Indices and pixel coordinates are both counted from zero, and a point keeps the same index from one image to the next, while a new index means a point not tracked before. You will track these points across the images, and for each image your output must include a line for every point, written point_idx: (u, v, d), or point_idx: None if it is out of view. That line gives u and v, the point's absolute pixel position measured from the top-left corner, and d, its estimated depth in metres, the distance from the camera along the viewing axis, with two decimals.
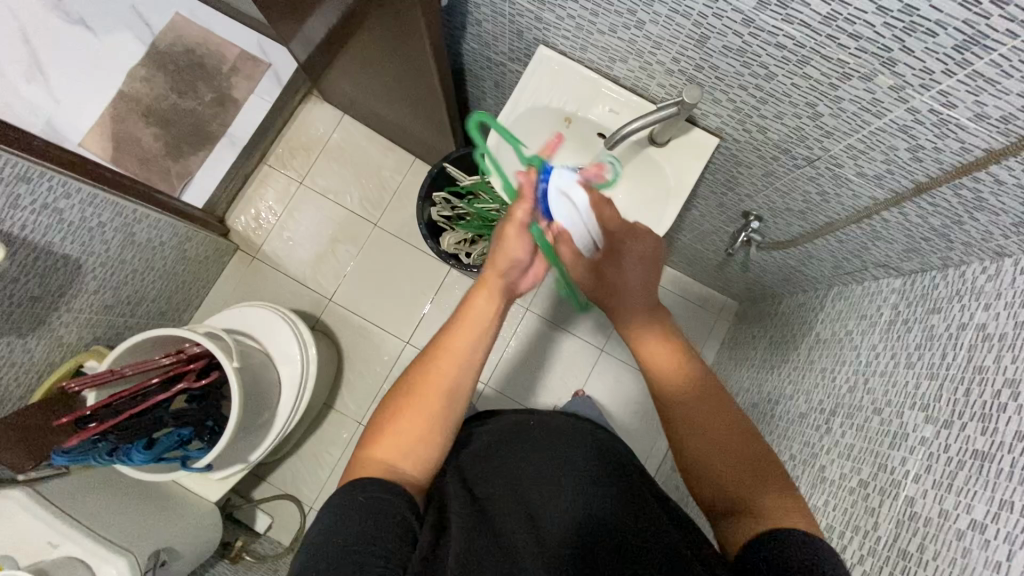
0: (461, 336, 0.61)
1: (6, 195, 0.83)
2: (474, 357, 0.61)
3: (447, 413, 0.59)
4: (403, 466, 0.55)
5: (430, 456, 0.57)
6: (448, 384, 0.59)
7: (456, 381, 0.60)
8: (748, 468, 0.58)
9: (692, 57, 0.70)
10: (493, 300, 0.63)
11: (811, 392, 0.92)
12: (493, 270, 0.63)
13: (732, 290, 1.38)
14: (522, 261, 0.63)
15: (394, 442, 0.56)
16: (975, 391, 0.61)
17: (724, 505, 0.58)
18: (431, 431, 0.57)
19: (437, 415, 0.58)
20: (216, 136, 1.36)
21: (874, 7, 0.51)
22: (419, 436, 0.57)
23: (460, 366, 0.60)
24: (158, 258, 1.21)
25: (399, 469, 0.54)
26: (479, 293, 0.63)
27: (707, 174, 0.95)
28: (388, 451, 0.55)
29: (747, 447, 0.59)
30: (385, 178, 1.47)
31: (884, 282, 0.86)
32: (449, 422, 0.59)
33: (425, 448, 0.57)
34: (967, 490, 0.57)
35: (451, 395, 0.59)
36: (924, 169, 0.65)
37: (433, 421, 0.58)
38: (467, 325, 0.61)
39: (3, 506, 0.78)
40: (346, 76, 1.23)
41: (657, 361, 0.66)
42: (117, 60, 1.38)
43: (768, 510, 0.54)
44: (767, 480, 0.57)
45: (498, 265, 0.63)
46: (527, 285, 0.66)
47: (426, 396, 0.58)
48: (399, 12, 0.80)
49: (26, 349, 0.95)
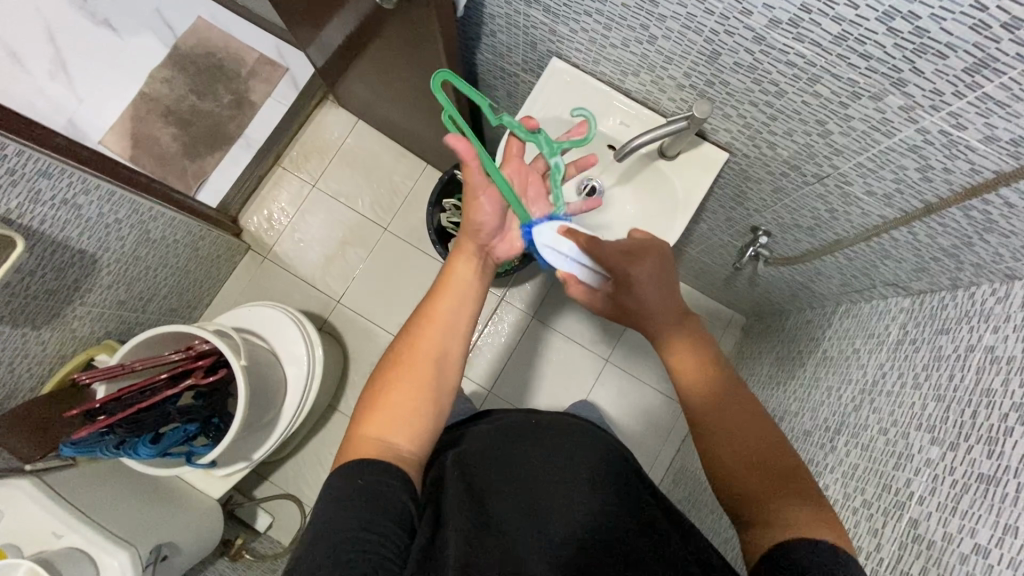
0: (445, 305, 0.64)
1: (28, 190, 0.85)
2: (459, 325, 0.64)
3: (437, 378, 0.60)
4: (397, 441, 0.56)
5: (424, 429, 0.58)
6: (436, 350, 0.61)
7: (443, 348, 0.62)
8: (767, 477, 0.57)
9: (704, 73, 0.71)
10: (471, 266, 0.67)
11: (816, 409, 0.92)
12: (466, 236, 0.67)
13: (739, 304, 1.37)
14: (492, 223, 0.66)
15: (388, 419, 0.57)
16: (982, 414, 0.60)
17: (750, 513, 0.56)
18: (423, 400, 0.59)
19: (428, 382, 0.60)
20: (233, 137, 1.40)
21: (885, 28, 0.52)
22: (410, 408, 0.58)
23: (447, 335, 0.63)
24: (172, 255, 1.22)
25: (396, 448, 0.55)
26: (458, 259, 0.67)
27: (716, 188, 0.95)
28: (382, 429, 0.56)
29: (773, 455, 0.58)
30: (396, 183, 1.49)
31: (892, 301, 0.86)
32: (440, 390, 0.60)
33: (417, 421, 0.57)
34: (971, 514, 0.56)
35: (439, 363, 0.61)
36: (933, 189, 0.65)
37: (424, 390, 0.59)
38: (450, 294, 0.65)
39: (10, 494, 0.80)
40: (362, 82, 1.25)
41: (688, 375, 0.65)
42: (139, 62, 1.43)
43: (793, 522, 0.53)
44: (787, 485, 0.56)
45: (467, 229, 0.66)
46: (502, 246, 0.70)
47: (415, 365, 0.60)
48: (415, 21, 0.81)
49: (40, 341, 0.97)
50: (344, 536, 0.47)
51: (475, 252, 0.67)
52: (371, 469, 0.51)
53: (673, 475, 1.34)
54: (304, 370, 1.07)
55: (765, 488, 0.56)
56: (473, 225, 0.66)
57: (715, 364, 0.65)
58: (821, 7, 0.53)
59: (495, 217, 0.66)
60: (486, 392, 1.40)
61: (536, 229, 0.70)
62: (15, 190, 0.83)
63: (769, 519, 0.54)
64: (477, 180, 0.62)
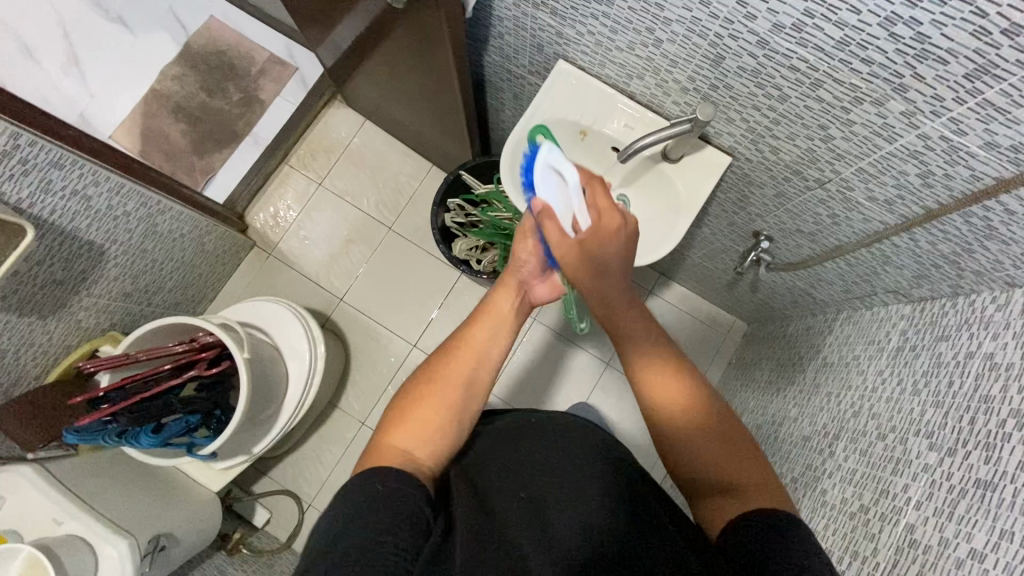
0: (481, 332, 0.66)
1: (38, 180, 0.86)
2: (493, 355, 0.66)
3: (465, 403, 0.62)
4: (418, 456, 0.57)
5: (444, 447, 0.59)
6: (469, 376, 0.64)
7: (477, 375, 0.64)
8: (727, 455, 0.61)
9: (708, 76, 0.72)
10: (512, 300, 0.69)
11: (816, 415, 0.92)
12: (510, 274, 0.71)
13: (741, 310, 1.37)
14: (535, 270, 0.71)
15: (413, 430, 0.59)
16: (981, 420, 0.60)
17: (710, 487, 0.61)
18: (449, 421, 0.60)
19: (456, 404, 0.62)
20: (242, 134, 1.41)
21: (887, 34, 0.53)
22: (437, 425, 0.60)
23: (479, 362, 0.65)
24: (179, 249, 1.24)
25: (415, 457, 0.57)
26: (502, 291, 0.70)
27: (719, 192, 0.95)
28: (406, 438, 0.58)
29: (733, 442, 0.62)
30: (402, 184, 1.50)
31: (893, 308, 0.86)
32: (466, 413, 0.62)
33: (440, 438, 0.59)
34: (968, 518, 0.56)
35: (469, 387, 0.63)
36: (934, 196, 0.66)
37: (451, 412, 0.61)
38: (487, 323, 0.67)
39: (13, 480, 0.81)
40: (370, 82, 1.26)
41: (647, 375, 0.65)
42: (151, 59, 1.45)
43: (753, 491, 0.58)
44: (744, 459, 0.60)
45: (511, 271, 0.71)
46: (540, 292, 0.72)
47: (446, 385, 0.62)
48: (423, 22, 0.82)
49: (46, 330, 0.98)
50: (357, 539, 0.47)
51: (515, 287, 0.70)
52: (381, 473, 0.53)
53: (672, 480, 1.34)
54: (306, 365, 1.07)
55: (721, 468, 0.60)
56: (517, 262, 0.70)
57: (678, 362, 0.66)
58: (824, 12, 0.54)
59: (541, 263, 0.71)
60: None
61: (545, 146, 0.67)
62: (26, 180, 0.84)
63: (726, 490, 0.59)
64: (530, 225, 0.70)
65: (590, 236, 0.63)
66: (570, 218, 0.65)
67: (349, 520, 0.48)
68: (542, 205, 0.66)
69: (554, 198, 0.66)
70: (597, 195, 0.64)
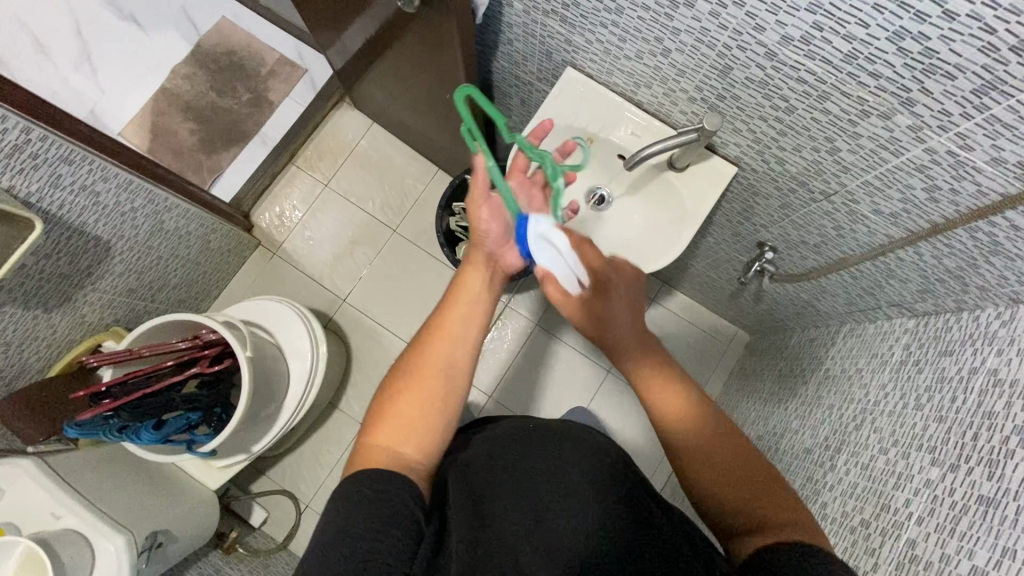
0: (453, 315, 0.66)
1: (47, 175, 0.87)
2: (469, 336, 0.66)
3: (445, 389, 0.62)
4: (407, 453, 0.57)
5: (430, 437, 0.59)
6: (446, 362, 0.63)
7: (453, 359, 0.64)
8: (747, 487, 0.59)
9: (715, 87, 0.72)
10: (482, 276, 0.70)
11: (817, 428, 0.91)
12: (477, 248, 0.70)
13: (743, 320, 1.37)
14: (497, 232, 0.70)
15: (395, 426, 0.59)
16: (984, 436, 0.60)
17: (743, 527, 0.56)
18: (429, 410, 0.60)
19: (436, 391, 0.61)
20: (250, 134, 1.43)
21: (895, 48, 0.53)
22: (417, 415, 0.60)
23: (455, 346, 0.64)
24: (184, 247, 1.24)
25: (402, 455, 0.57)
26: (469, 270, 0.70)
27: (724, 202, 0.96)
28: (389, 437, 0.58)
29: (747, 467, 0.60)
30: (407, 186, 1.50)
31: (897, 321, 0.86)
32: (446, 401, 0.62)
33: (422, 428, 0.59)
34: (970, 535, 0.56)
35: (448, 373, 0.63)
36: (940, 210, 0.66)
37: (429, 401, 0.61)
38: (459, 304, 0.67)
39: (11, 472, 0.81)
40: (378, 85, 1.27)
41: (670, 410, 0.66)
42: (162, 58, 1.46)
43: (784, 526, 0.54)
44: (760, 481, 0.59)
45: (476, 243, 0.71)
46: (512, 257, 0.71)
47: (422, 373, 0.62)
48: (433, 26, 0.83)
49: (50, 324, 0.99)
50: (350, 550, 0.48)
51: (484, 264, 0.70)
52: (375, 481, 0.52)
53: (671, 489, 1.34)
54: (308, 365, 1.07)
55: (730, 488, 0.59)
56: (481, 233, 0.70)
57: (673, 373, 0.68)
58: (833, 25, 0.55)
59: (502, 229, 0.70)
60: (487, 397, 1.40)
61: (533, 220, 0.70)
62: (36, 174, 0.85)
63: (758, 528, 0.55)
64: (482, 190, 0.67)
65: (591, 295, 0.71)
66: (572, 279, 0.71)
67: (347, 524, 0.49)
68: (544, 271, 0.71)
69: (553, 264, 0.70)
70: (586, 254, 0.72)
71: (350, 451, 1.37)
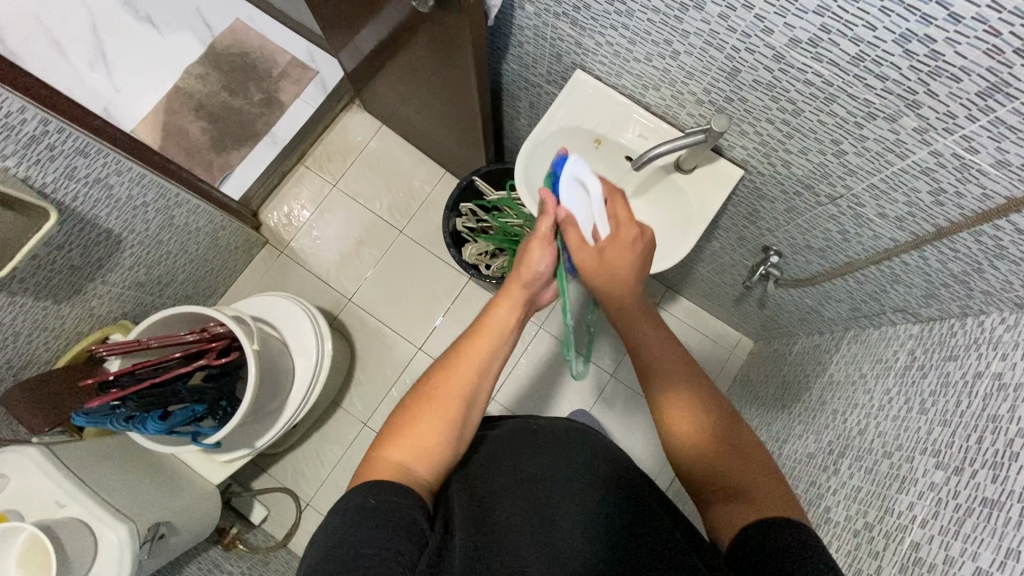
0: (482, 346, 0.65)
1: (63, 166, 0.88)
2: (493, 368, 0.65)
3: (462, 420, 0.62)
4: (414, 467, 0.58)
5: (443, 459, 0.60)
6: (468, 392, 0.63)
7: (475, 391, 0.63)
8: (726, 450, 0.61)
9: (723, 89, 0.73)
10: (516, 313, 0.67)
11: (821, 432, 0.91)
12: (518, 283, 0.67)
13: (747, 326, 1.37)
14: (544, 275, 0.68)
15: (412, 445, 0.59)
16: (988, 439, 0.60)
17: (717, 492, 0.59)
18: (444, 438, 0.60)
19: (453, 421, 0.61)
20: (261, 134, 1.45)
21: (902, 50, 0.54)
22: (434, 440, 0.59)
23: (478, 379, 0.64)
24: (193, 243, 1.25)
25: (415, 471, 0.57)
26: (502, 303, 0.67)
27: (730, 206, 0.96)
28: (403, 453, 0.58)
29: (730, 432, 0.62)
30: (415, 188, 1.52)
31: (901, 327, 0.86)
32: (463, 431, 0.62)
33: (437, 452, 0.59)
34: (974, 537, 0.56)
35: (468, 405, 0.62)
36: (945, 214, 0.67)
37: (449, 429, 0.61)
38: (488, 337, 0.65)
39: (19, 460, 0.81)
40: (389, 87, 1.29)
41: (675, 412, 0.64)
42: (175, 58, 1.48)
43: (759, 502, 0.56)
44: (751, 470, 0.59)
45: (521, 277, 0.67)
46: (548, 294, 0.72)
47: (446, 401, 0.61)
48: (445, 28, 0.84)
49: (59, 315, 1.00)
50: (358, 544, 0.48)
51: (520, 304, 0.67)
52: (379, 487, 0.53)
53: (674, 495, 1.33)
54: (313, 361, 1.08)
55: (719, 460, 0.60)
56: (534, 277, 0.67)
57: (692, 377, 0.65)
58: (840, 27, 0.56)
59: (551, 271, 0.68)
60: (490, 399, 1.41)
61: (572, 160, 0.68)
62: (52, 165, 0.87)
63: (732, 495, 0.58)
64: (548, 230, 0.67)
65: (609, 244, 0.67)
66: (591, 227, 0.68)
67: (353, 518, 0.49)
68: (567, 215, 0.67)
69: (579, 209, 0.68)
70: (616, 207, 0.68)
71: (351, 450, 1.37)
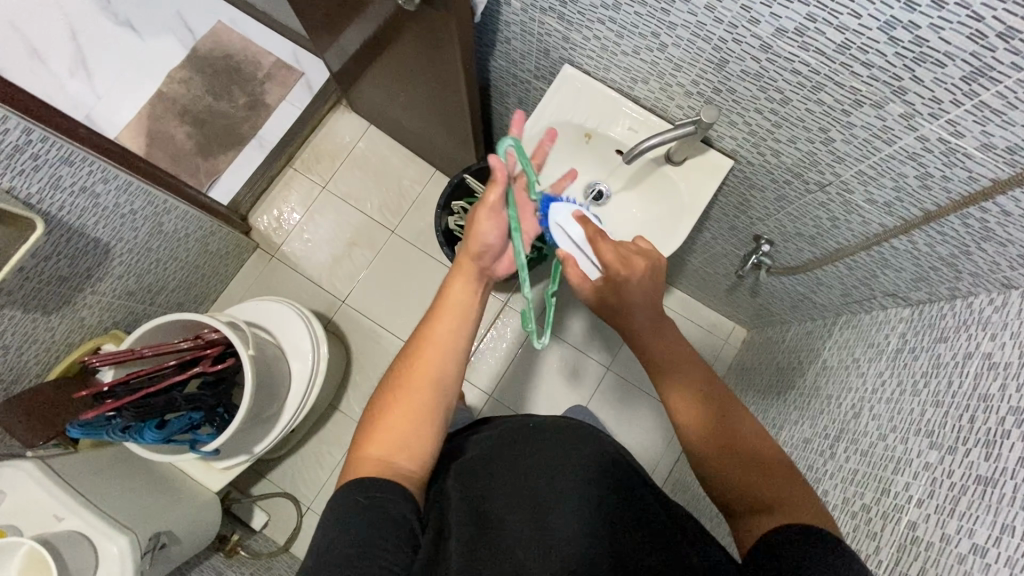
0: (445, 324, 0.65)
1: (48, 176, 0.87)
2: (458, 344, 0.65)
3: (434, 399, 0.62)
4: (399, 461, 0.57)
5: (424, 447, 0.59)
6: (435, 371, 0.63)
7: (442, 369, 0.63)
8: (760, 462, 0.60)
9: (711, 80, 0.73)
10: (469, 286, 0.67)
11: (817, 417, 0.92)
12: (467, 254, 0.68)
13: (741, 315, 1.38)
14: (493, 246, 0.68)
15: (385, 437, 0.58)
16: (980, 418, 0.61)
17: (742, 505, 0.58)
18: (420, 421, 0.60)
19: (426, 402, 0.61)
20: (247, 137, 1.43)
21: (886, 37, 0.54)
22: (411, 428, 0.59)
23: (443, 356, 0.64)
24: (182, 249, 1.24)
25: (396, 463, 0.57)
26: (456, 281, 0.67)
27: (720, 197, 0.97)
28: (381, 446, 0.58)
29: (757, 445, 0.61)
30: (405, 188, 1.51)
31: (892, 311, 0.87)
32: (438, 409, 0.62)
33: (414, 441, 0.59)
34: (969, 514, 0.57)
35: (437, 384, 0.62)
36: (932, 198, 0.68)
37: (423, 411, 0.61)
38: (449, 315, 0.65)
39: (14, 475, 0.80)
40: (376, 87, 1.28)
41: (694, 425, 0.63)
42: (157, 62, 1.46)
43: (784, 507, 0.55)
44: (782, 481, 0.57)
45: (470, 249, 0.67)
46: (504, 269, 0.70)
47: (416, 386, 0.61)
48: (432, 26, 0.84)
49: (49, 327, 0.99)
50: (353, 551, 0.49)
51: (473, 274, 0.68)
52: (376, 486, 0.54)
53: (672, 485, 1.35)
54: (308, 366, 1.08)
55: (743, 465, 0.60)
56: (480, 242, 0.67)
57: (718, 402, 0.64)
58: (826, 16, 0.56)
59: (501, 240, 0.68)
60: (488, 397, 1.41)
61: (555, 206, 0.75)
62: (37, 176, 0.86)
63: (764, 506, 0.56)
64: (497, 197, 0.66)
65: (604, 287, 0.68)
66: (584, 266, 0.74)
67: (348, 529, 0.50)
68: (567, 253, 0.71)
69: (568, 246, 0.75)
70: (602, 250, 0.67)
71: (350, 451, 1.36)
